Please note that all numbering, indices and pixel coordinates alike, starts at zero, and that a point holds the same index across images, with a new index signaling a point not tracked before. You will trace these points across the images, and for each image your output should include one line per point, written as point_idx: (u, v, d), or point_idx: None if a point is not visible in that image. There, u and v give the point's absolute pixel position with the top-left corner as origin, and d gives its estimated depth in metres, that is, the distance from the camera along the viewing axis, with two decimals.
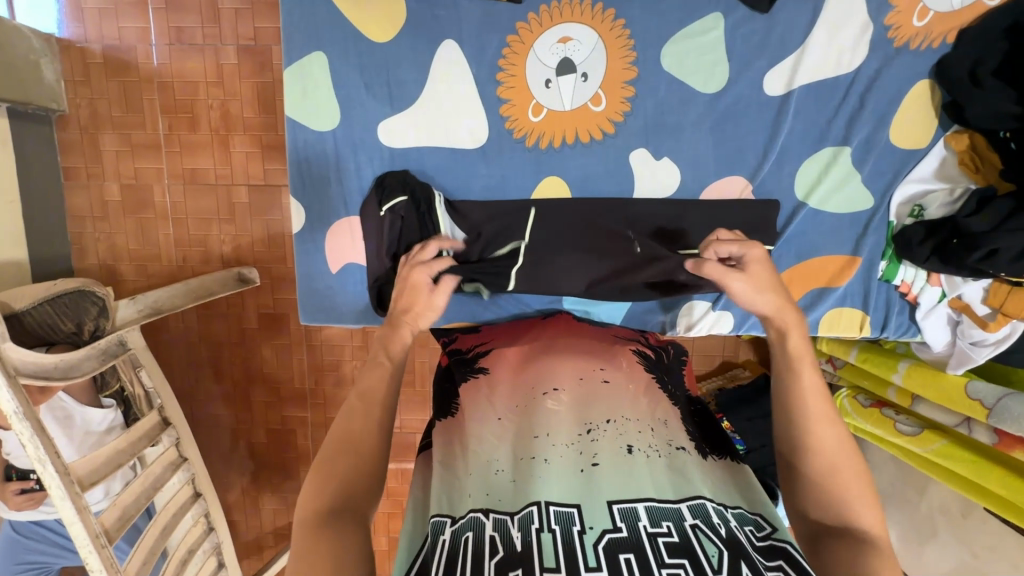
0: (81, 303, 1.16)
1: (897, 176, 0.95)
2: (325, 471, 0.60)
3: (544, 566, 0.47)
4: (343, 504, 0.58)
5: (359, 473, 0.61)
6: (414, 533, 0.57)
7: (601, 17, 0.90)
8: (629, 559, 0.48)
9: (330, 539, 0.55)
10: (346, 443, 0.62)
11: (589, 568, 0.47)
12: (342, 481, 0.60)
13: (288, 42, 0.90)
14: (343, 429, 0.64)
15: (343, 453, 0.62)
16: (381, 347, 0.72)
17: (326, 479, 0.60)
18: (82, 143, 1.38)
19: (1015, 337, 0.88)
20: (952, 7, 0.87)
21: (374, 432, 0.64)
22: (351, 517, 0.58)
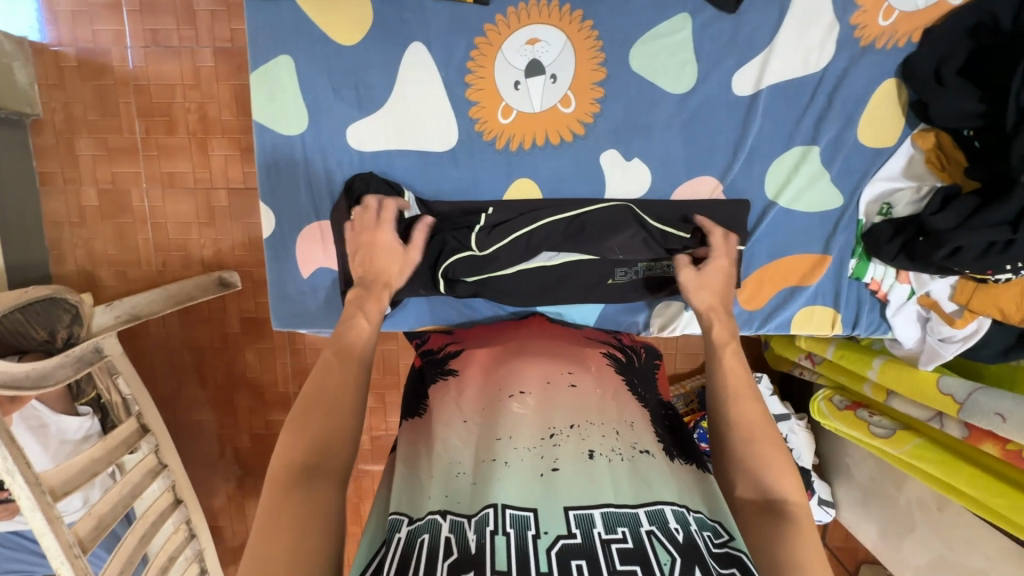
0: (52, 311, 1.11)
1: (866, 174, 0.95)
2: (297, 430, 0.60)
3: (495, 569, 0.47)
4: (313, 461, 0.57)
5: (333, 431, 0.60)
6: (374, 534, 0.57)
7: (570, 18, 0.90)
8: (580, 565, 0.48)
9: (296, 500, 0.54)
10: (323, 403, 0.62)
11: (539, 573, 0.47)
12: (313, 437, 0.59)
13: (254, 45, 0.89)
14: (318, 388, 0.63)
15: (316, 411, 0.61)
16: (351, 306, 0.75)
17: (299, 438, 0.59)
18: (58, 147, 1.36)
19: (981, 334, 0.90)
20: (916, 6, 0.87)
21: (349, 391, 0.64)
22: (322, 477, 0.57)
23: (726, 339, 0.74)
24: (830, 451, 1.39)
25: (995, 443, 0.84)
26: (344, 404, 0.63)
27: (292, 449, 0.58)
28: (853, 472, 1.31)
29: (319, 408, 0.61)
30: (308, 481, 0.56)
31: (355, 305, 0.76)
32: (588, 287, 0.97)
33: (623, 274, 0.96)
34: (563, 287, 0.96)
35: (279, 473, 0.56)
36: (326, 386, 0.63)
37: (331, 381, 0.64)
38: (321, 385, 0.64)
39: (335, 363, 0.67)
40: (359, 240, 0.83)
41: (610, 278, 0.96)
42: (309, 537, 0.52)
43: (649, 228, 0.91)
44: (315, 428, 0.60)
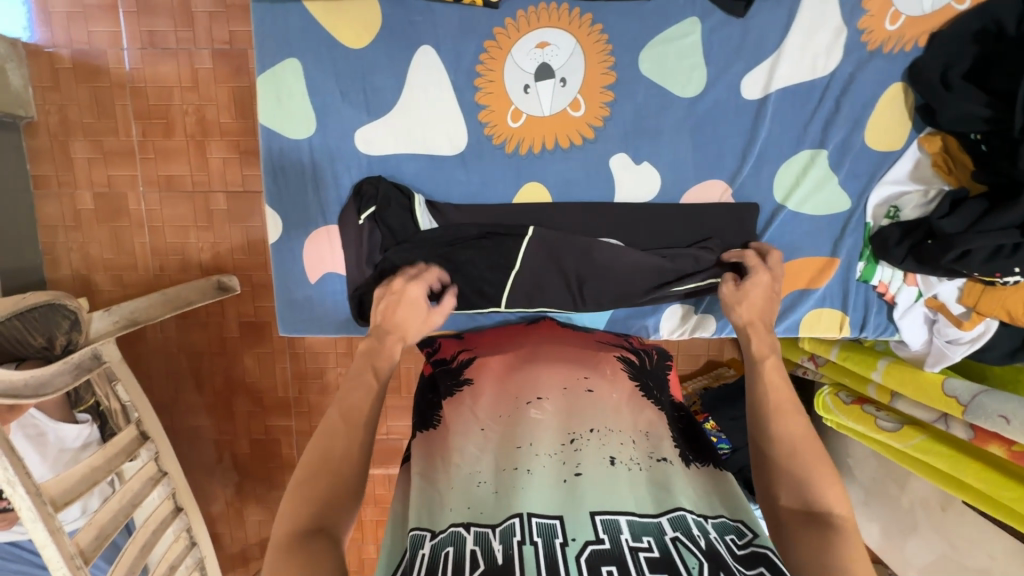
0: (51, 317, 1.07)
1: (873, 177, 0.96)
2: (299, 494, 0.58)
3: None
4: (315, 525, 0.56)
5: (336, 495, 0.59)
6: (393, 550, 0.56)
7: (579, 22, 0.89)
8: (611, 572, 0.48)
9: (299, 559, 0.53)
10: (327, 468, 0.60)
11: None
12: (316, 504, 0.58)
13: (261, 49, 0.88)
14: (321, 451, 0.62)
15: (322, 476, 0.60)
16: None
17: (302, 504, 0.58)
18: (52, 149, 1.34)
19: (989, 336, 0.90)
20: (923, 10, 0.88)
21: (356, 453, 0.63)
22: (324, 540, 0.55)
23: (755, 346, 0.75)
24: (832, 451, 1.38)
25: (1001, 445, 0.85)
26: (349, 472, 0.61)
27: (294, 515, 0.57)
28: (855, 471, 1.30)
29: (320, 472, 0.60)
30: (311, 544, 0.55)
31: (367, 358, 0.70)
32: (616, 297, 0.94)
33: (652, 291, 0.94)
34: (592, 299, 0.94)
35: (282, 538, 0.55)
36: (332, 448, 0.62)
37: (336, 443, 0.62)
38: (325, 448, 0.62)
39: (342, 412, 0.65)
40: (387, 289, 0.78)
41: (637, 293, 0.94)
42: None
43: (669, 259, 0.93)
44: (320, 494, 0.59)
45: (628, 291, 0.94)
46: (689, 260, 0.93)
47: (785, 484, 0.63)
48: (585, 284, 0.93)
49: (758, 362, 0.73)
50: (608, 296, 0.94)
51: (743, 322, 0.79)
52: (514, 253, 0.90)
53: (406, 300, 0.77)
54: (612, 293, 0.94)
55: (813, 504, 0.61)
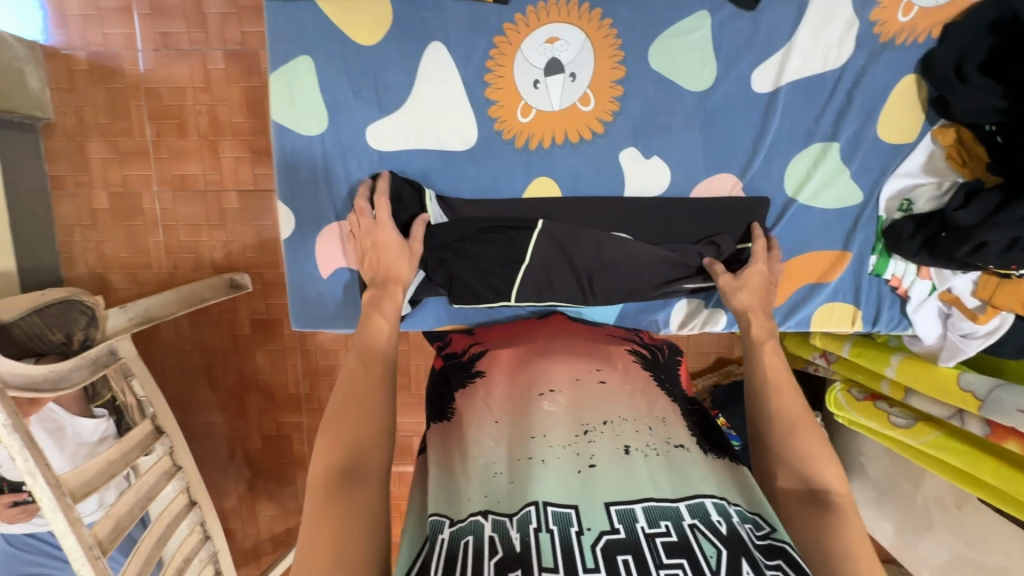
0: (70, 314, 1.13)
1: (885, 170, 0.95)
2: (330, 436, 0.61)
3: (543, 566, 0.47)
4: (350, 464, 0.59)
5: (368, 432, 0.62)
6: (413, 536, 0.57)
7: (589, 16, 0.90)
8: (627, 561, 0.48)
9: (336, 500, 0.56)
10: (354, 408, 0.64)
11: (587, 570, 0.47)
12: (348, 443, 0.61)
13: (274, 47, 0.89)
14: (346, 393, 0.66)
15: (347, 415, 0.63)
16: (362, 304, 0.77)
17: (334, 443, 0.60)
18: (69, 150, 1.36)
19: (1004, 330, 0.89)
20: (936, 2, 0.87)
21: (376, 389, 0.66)
22: (357, 478, 0.58)
23: None
24: (844, 449, 1.37)
25: (1018, 441, 0.83)
26: (376, 410, 0.64)
27: (328, 455, 0.59)
28: (868, 470, 1.29)
29: (348, 413, 0.63)
30: (346, 483, 0.57)
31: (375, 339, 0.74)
32: (627, 292, 0.95)
33: (663, 285, 0.95)
34: (605, 294, 0.94)
35: (319, 477, 0.58)
36: (356, 389, 0.66)
37: (361, 386, 0.66)
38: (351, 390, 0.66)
39: (363, 368, 0.69)
40: (365, 242, 0.87)
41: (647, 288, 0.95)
42: (353, 534, 0.54)
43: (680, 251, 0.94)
44: (350, 434, 0.61)
45: (637, 285, 0.94)
46: (695, 255, 0.94)
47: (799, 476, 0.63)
48: (595, 277, 0.93)
49: (757, 343, 0.78)
50: (620, 290, 0.94)
51: (741, 307, 0.85)
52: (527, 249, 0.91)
53: (383, 245, 0.86)
54: (622, 288, 0.94)
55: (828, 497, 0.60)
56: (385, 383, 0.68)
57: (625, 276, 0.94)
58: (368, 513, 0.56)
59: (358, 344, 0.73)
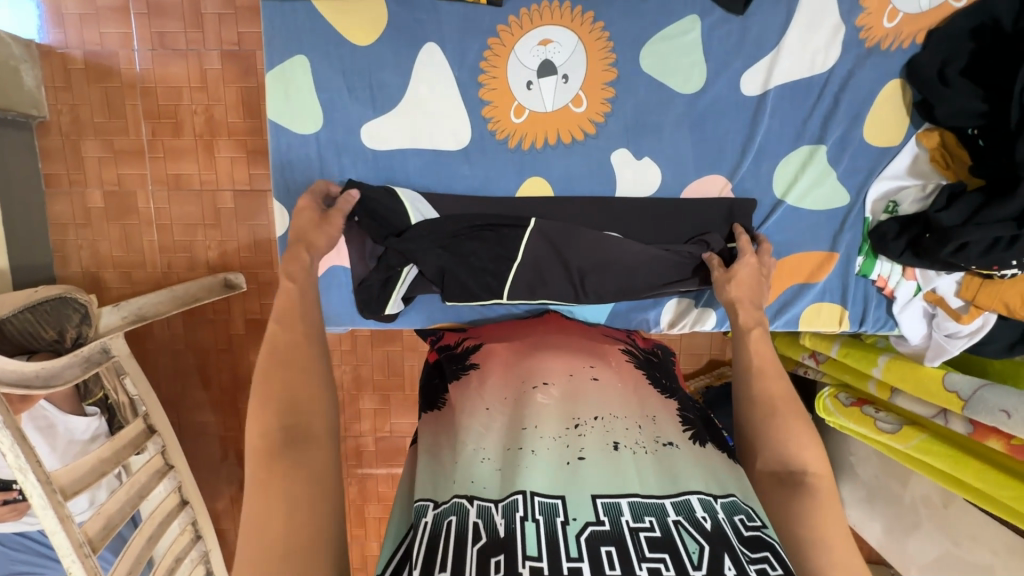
0: (63, 311, 1.14)
1: (872, 172, 0.97)
2: (265, 401, 0.62)
3: (526, 554, 0.48)
4: (291, 427, 0.61)
5: (306, 394, 0.64)
6: (400, 519, 0.58)
7: (581, 19, 0.91)
8: (610, 552, 0.49)
9: (284, 465, 0.58)
10: (289, 371, 0.65)
11: (570, 558, 0.48)
12: (286, 406, 0.62)
13: (270, 46, 0.90)
14: (278, 358, 0.66)
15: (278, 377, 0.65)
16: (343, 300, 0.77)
17: (268, 405, 0.62)
18: (64, 148, 1.36)
19: (987, 329, 0.91)
20: (920, 8, 0.89)
21: (307, 349, 0.68)
22: (300, 440, 0.60)
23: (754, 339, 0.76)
24: (834, 450, 1.38)
25: (1000, 439, 0.85)
26: (310, 370, 0.66)
27: (266, 420, 0.61)
28: (857, 470, 1.30)
29: (283, 378, 0.64)
30: (289, 445, 0.59)
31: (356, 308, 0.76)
32: (620, 291, 0.96)
33: (655, 285, 0.96)
34: (596, 294, 0.95)
35: (260, 442, 0.59)
36: (289, 353, 0.67)
37: (294, 349, 0.68)
38: (282, 352, 0.67)
39: (289, 329, 0.70)
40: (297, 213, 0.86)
41: (640, 287, 0.96)
42: (301, 495, 0.56)
43: (676, 251, 0.95)
44: (284, 398, 0.63)
45: (631, 285, 0.95)
46: (685, 252, 0.95)
47: (786, 472, 0.64)
48: (586, 275, 0.94)
49: (745, 333, 0.78)
50: (613, 289, 0.95)
51: (732, 297, 0.84)
52: (517, 246, 0.91)
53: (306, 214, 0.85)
54: (615, 287, 0.95)
55: (813, 491, 0.61)
56: (315, 343, 0.70)
57: (619, 276, 0.95)
58: (315, 473, 0.58)
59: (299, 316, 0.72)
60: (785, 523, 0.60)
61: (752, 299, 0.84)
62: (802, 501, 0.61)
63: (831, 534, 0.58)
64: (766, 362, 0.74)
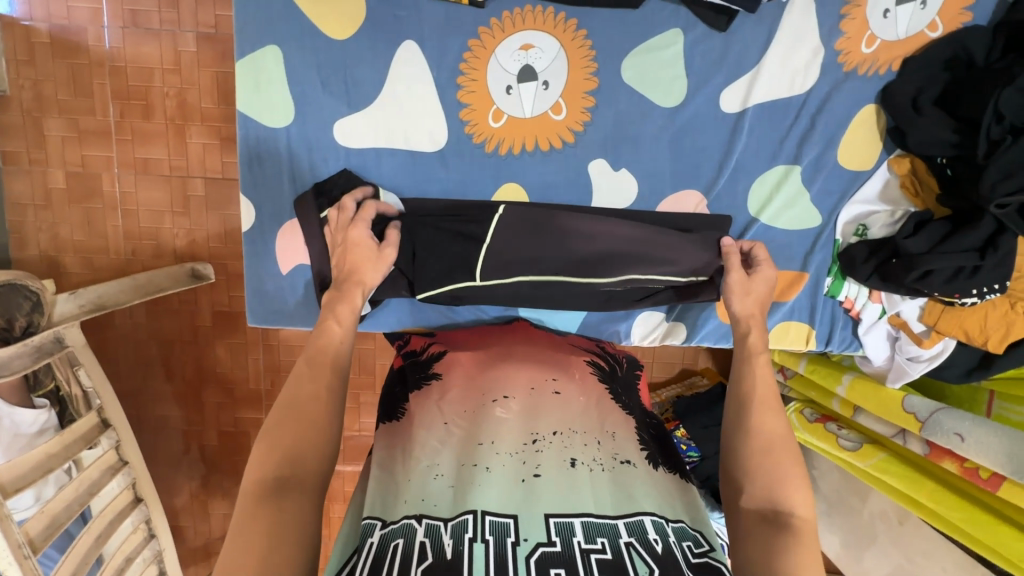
0: (12, 299, 1.05)
1: (844, 196, 0.98)
2: (269, 446, 0.60)
3: None
4: (287, 476, 0.58)
5: (309, 443, 0.61)
6: (346, 540, 0.56)
7: (564, 26, 0.90)
8: None
9: (267, 513, 0.55)
10: (299, 419, 0.62)
11: None
12: (287, 453, 0.60)
13: (241, 34, 0.87)
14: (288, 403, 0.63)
15: (287, 422, 0.62)
16: (331, 312, 0.75)
17: (269, 454, 0.59)
18: (25, 126, 1.30)
19: (947, 354, 0.94)
20: (897, 36, 0.90)
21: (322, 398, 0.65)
22: (291, 491, 0.57)
23: None
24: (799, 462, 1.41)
25: (954, 461, 0.88)
26: (320, 422, 0.63)
27: (261, 467, 0.58)
28: (820, 484, 1.33)
29: (290, 425, 0.61)
30: (280, 495, 0.57)
31: (330, 307, 0.75)
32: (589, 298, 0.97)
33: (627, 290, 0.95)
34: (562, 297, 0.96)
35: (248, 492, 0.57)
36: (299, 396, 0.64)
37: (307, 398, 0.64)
38: (298, 398, 0.63)
39: (313, 372, 0.67)
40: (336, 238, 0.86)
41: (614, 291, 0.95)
42: (278, 551, 0.53)
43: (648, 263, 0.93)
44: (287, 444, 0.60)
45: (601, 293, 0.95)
46: (681, 245, 0.92)
47: (773, 511, 0.63)
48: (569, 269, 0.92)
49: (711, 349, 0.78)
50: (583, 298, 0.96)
51: (741, 314, 0.82)
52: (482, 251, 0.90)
53: (353, 244, 0.83)
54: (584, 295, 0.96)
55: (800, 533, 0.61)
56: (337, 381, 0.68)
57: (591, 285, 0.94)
58: (297, 527, 0.56)
59: (307, 348, 0.70)
60: (762, 560, 0.59)
61: (761, 317, 0.83)
62: (786, 540, 0.60)
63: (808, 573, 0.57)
64: (768, 393, 0.73)
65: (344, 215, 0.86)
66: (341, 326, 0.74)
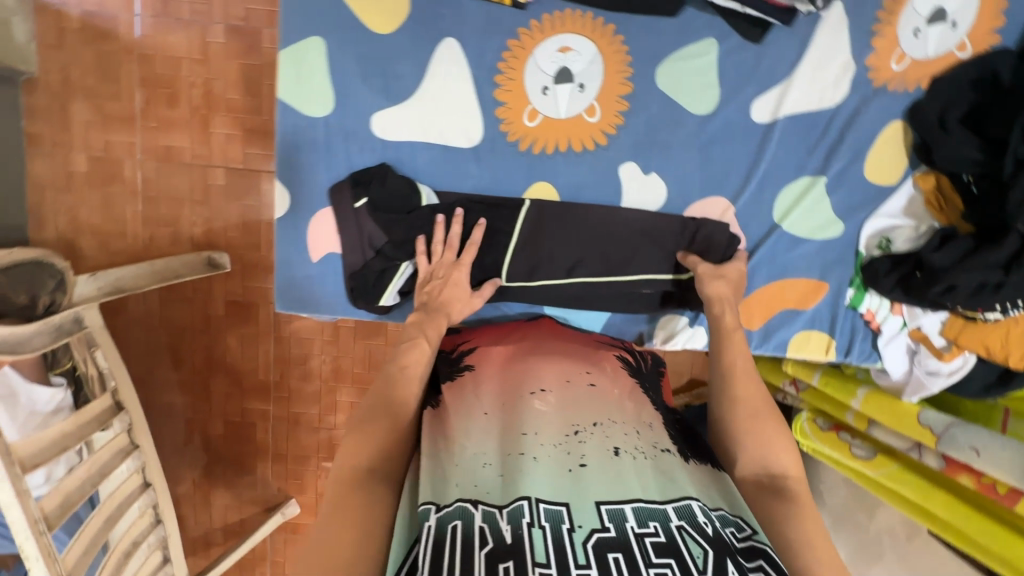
0: (39, 276, 1.11)
1: (870, 208, 1.00)
2: (359, 440, 0.63)
3: (535, 561, 0.48)
4: (377, 465, 0.61)
5: (396, 442, 0.64)
6: (406, 522, 0.56)
7: (602, 31, 0.92)
8: (617, 559, 0.49)
9: (360, 499, 0.57)
10: (390, 420, 0.66)
11: (578, 565, 0.48)
12: (376, 449, 0.63)
13: (286, 25, 0.88)
14: (378, 409, 0.67)
15: (383, 422, 0.65)
16: (421, 328, 0.78)
17: (362, 446, 0.62)
18: (51, 107, 1.32)
19: (966, 368, 0.96)
20: (927, 55, 0.92)
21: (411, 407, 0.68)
22: (382, 480, 0.60)
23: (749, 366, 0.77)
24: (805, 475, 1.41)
25: (971, 476, 0.89)
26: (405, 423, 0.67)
27: (356, 456, 0.61)
28: (826, 497, 1.33)
29: (377, 425, 0.65)
30: (369, 483, 0.59)
31: (417, 329, 0.78)
32: (614, 297, 1.01)
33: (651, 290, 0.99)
34: (589, 298, 1.00)
35: (343, 476, 0.60)
36: (390, 398, 0.68)
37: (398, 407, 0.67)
38: (389, 402, 0.67)
39: (405, 380, 0.70)
40: (435, 274, 0.89)
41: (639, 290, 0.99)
42: (372, 539, 0.55)
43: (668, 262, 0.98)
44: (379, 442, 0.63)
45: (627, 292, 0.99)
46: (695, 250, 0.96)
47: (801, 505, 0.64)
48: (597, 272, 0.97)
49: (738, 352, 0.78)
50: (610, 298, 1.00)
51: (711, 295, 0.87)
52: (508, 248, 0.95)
53: (452, 282, 0.88)
54: (611, 296, 1.00)
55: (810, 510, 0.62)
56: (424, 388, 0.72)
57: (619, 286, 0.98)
58: (380, 525, 0.56)
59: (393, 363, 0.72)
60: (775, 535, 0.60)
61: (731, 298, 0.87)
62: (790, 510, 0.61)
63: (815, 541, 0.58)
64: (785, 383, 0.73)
65: (447, 256, 0.91)
66: (430, 345, 0.76)
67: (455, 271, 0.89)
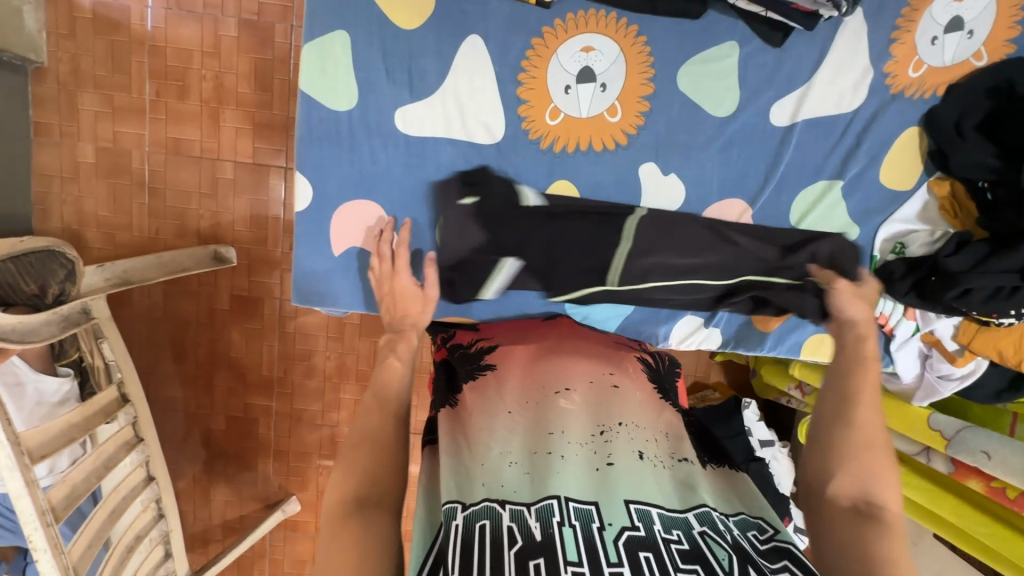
0: (48, 265, 1.08)
1: (885, 214, 1.01)
2: (345, 469, 0.63)
3: (567, 560, 0.48)
4: (367, 494, 0.60)
5: (385, 461, 0.63)
6: (425, 518, 0.57)
7: (624, 31, 0.92)
8: (648, 558, 0.50)
9: (353, 528, 0.57)
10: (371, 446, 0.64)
11: (610, 564, 0.49)
12: (364, 474, 0.62)
13: (311, 17, 0.88)
14: (363, 427, 0.66)
15: (363, 450, 0.64)
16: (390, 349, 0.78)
17: (347, 475, 0.62)
18: (59, 98, 1.30)
19: (979, 373, 0.96)
20: (944, 62, 0.94)
21: (392, 430, 0.66)
22: (378, 506, 0.59)
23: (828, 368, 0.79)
24: None
25: (980, 480, 0.90)
26: (390, 444, 0.65)
27: (342, 488, 0.61)
28: None
29: (367, 446, 0.64)
30: (362, 511, 0.59)
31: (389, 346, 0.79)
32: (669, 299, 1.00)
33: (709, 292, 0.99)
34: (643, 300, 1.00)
35: (333, 508, 0.59)
36: (379, 417, 0.67)
37: (377, 431, 0.66)
38: (366, 430, 0.65)
39: (381, 404, 0.69)
40: (382, 290, 0.90)
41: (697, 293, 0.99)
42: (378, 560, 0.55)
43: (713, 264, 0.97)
44: (366, 467, 0.62)
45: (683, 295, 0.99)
46: (722, 252, 0.97)
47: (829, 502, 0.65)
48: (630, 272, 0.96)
49: None
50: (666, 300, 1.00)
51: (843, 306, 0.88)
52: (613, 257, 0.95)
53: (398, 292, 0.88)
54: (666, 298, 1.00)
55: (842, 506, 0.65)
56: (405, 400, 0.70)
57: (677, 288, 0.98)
58: (384, 542, 0.57)
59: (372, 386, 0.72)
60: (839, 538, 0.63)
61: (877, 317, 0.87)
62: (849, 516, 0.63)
63: (888, 557, 0.58)
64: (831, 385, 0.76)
65: (384, 266, 0.91)
66: (402, 362, 0.76)
67: (399, 279, 0.89)
